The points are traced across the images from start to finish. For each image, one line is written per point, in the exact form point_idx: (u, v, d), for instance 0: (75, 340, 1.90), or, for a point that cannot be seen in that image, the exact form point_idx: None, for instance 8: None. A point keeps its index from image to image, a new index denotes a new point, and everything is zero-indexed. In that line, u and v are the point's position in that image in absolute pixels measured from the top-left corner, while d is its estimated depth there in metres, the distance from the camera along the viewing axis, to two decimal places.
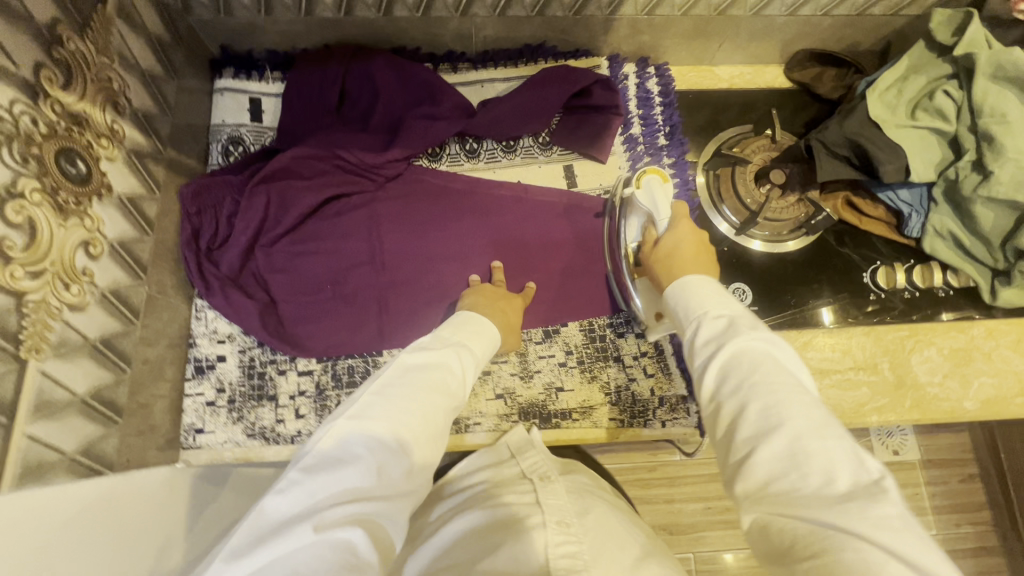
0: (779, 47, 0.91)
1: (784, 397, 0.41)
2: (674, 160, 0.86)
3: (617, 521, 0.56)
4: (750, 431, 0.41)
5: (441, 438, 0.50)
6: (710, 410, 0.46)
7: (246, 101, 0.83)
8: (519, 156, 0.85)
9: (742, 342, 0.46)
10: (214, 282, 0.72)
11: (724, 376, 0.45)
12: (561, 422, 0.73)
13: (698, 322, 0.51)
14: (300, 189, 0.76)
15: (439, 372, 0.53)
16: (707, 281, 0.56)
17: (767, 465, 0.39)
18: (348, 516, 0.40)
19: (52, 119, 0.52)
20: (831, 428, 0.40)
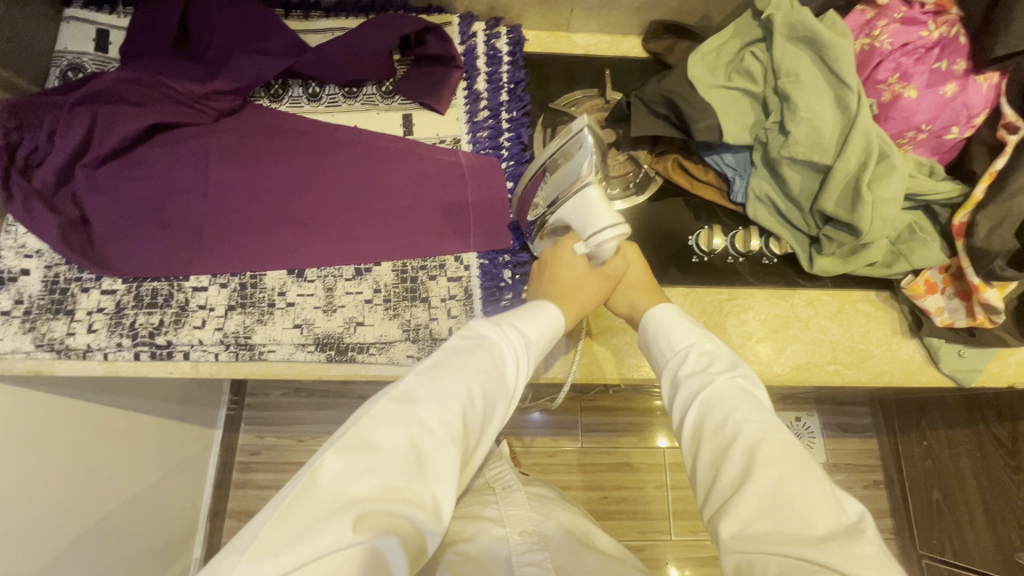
0: (632, 17, 0.92)
1: (763, 437, 0.50)
2: (513, 116, 0.87)
3: (573, 525, 0.75)
4: (733, 473, 0.49)
5: (491, 420, 0.53)
6: (690, 443, 0.55)
7: (92, 31, 0.84)
8: (360, 102, 0.86)
9: (724, 380, 0.56)
10: (20, 194, 0.73)
11: (708, 413, 0.54)
12: (356, 355, 0.74)
13: (683, 355, 0.61)
14: (125, 114, 0.78)
15: (499, 361, 0.55)
16: (681, 313, 0.66)
17: (749, 504, 0.46)
18: (392, 514, 0.42)
19: None
20: (812, 472, 0.47)
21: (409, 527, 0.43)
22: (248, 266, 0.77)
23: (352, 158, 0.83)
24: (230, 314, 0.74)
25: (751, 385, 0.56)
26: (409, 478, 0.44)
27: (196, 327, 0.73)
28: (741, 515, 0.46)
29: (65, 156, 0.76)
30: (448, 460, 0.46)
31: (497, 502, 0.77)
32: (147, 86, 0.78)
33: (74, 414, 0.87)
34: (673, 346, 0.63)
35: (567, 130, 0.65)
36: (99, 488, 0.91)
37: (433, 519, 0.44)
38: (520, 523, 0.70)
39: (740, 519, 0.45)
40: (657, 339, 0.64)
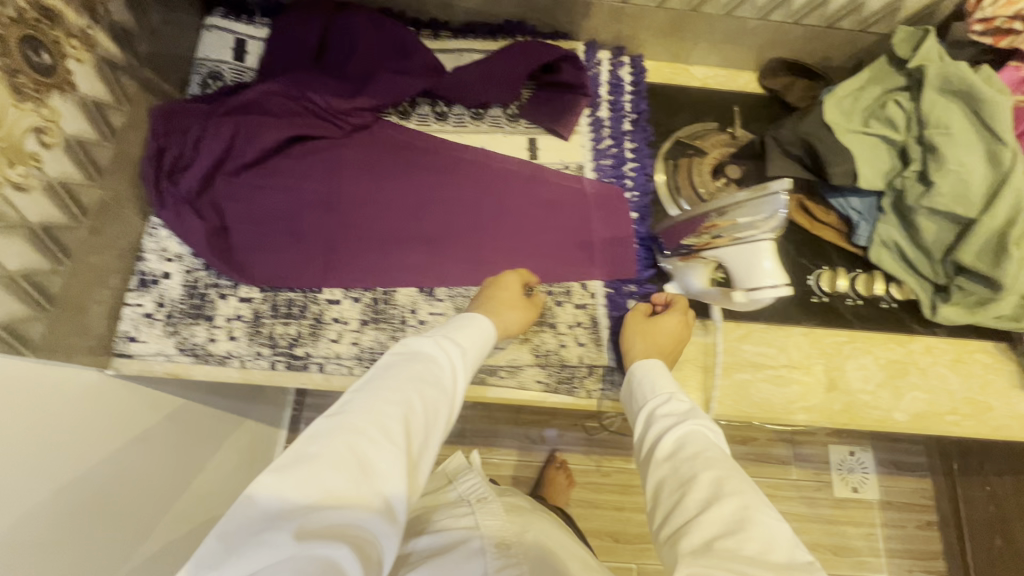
0: (752, 53, 0.93)
1: (734, 472, 0.51)
2: (636, 146, 0.88)
3: (549, 535, 0.83)
4: (700, 499, 0.50)
5: (436, 433, 0.53)
6: (655, 463, 0.56)
7: (231, 40, 0.86)
8: (486, 123, 0.87)
9: (697, 424, 0.58)
10: (171, 200, 0.75)
11: (679, 445, 0.56)
12: (487, 377, 0.74)
13: (663, 399, 0.63)
14: (266, 125, 0.79)
15: (423, 368, 0.55)
16: (663, 367, 0.68)
17: (709, 527, 0.47)
18: (346, 520, 0.44)
19: (23, 7, 0.55)
20: (770, 509, 0.49)
21: (367, 534, 0.44)
22: (381, 281, 0.78)
23: (479, 177, 0.84)
24: (364, 329, 0.75)
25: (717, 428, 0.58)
26: (349, 484, 0.45)
27: (332, 341, 0.74)
28: (699, 532, 0.47)
29: (209, 163, 0.77)
30: (391, 467, 0.47)
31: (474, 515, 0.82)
32: (292, 99, 0.80)
33: (170, 406, 0.82)
34: (655, 390, 0.65)
35: (761, 189, 0.57)
36: (100, 547, 0.67)
37: (382, 520, 0.45)
38: (498, 533, 0.78)
39: (699, 536, 0.47)
40: (641, 383, 0.67)
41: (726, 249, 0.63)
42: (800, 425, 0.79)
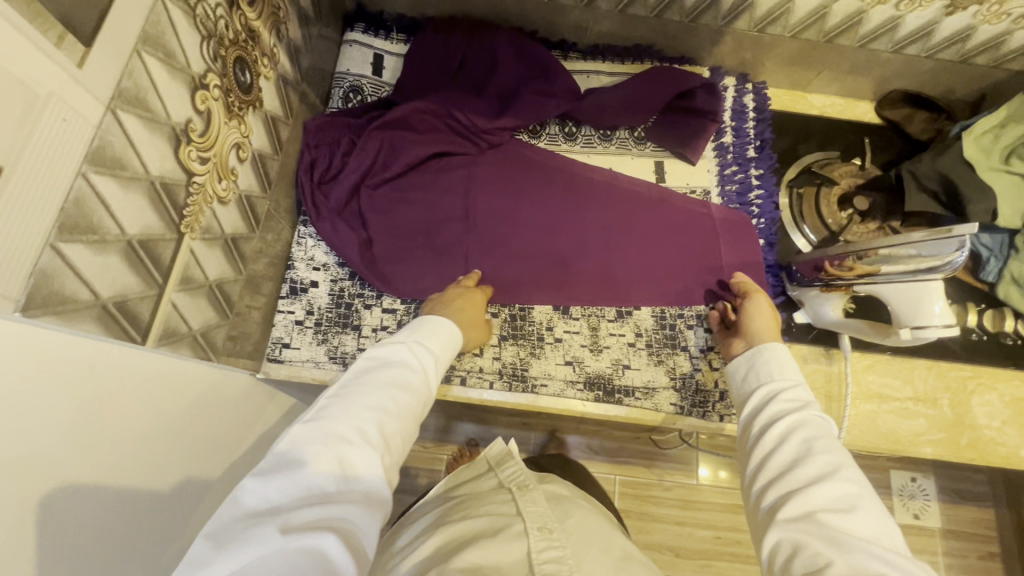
0: (874, 84, 0.94)
1: (848, 461, 0.48)
2: (761, 173, 0.88)
3: (593, 524, 0.67)
4: (811, 476, 0.47)
5: (407, 431, 0.52)
6: (757, 441, 0.53)
7: (370, 55, 0.88)
8: (614, 145, 0.89)
9: (819, 417, 0.53)
10: (324, 211, 0.78)
11: (794, 427, 0.52)
12: (624, 398, 0.76)
13: (787, 383, 0.58)
14: (412, 140, 0.81)
15: (393, 370, 0.55)
16: (786, 353, 0.63)
17: (817, 502, 0.45)
18: (323, 514, 0.41)
19: (238, 29, 0.57)
20: (879, 505, 0.45)
21: (348, 526, 0.42)
22: (519, 298, 0.80)
23: (607, 197, 0.86)
24: (504, 344, 0.77)
25: (829, 420, 0.54)
26: (337, 483, 0.44)
27: (475, 355, 0.76)
28: (808, 505, 0.45)
29: (356, 176, 0.79)
30: (370, 466, 0.46)
31: (513, 501, 0.68)
32: (437, 116, 0.83)
33: (256, 415, 0.72)
34: (782, 374, 0.59)
35: (942, 231, 0.59)
36: None
37: (366, 515, 0.44)
38: (538, 518, 0.63)
39: (804, 508, 0.45)
40: (764, 363, 0.62)
41: (889, 282, 0.66)
42: (926, 458, 0.79)
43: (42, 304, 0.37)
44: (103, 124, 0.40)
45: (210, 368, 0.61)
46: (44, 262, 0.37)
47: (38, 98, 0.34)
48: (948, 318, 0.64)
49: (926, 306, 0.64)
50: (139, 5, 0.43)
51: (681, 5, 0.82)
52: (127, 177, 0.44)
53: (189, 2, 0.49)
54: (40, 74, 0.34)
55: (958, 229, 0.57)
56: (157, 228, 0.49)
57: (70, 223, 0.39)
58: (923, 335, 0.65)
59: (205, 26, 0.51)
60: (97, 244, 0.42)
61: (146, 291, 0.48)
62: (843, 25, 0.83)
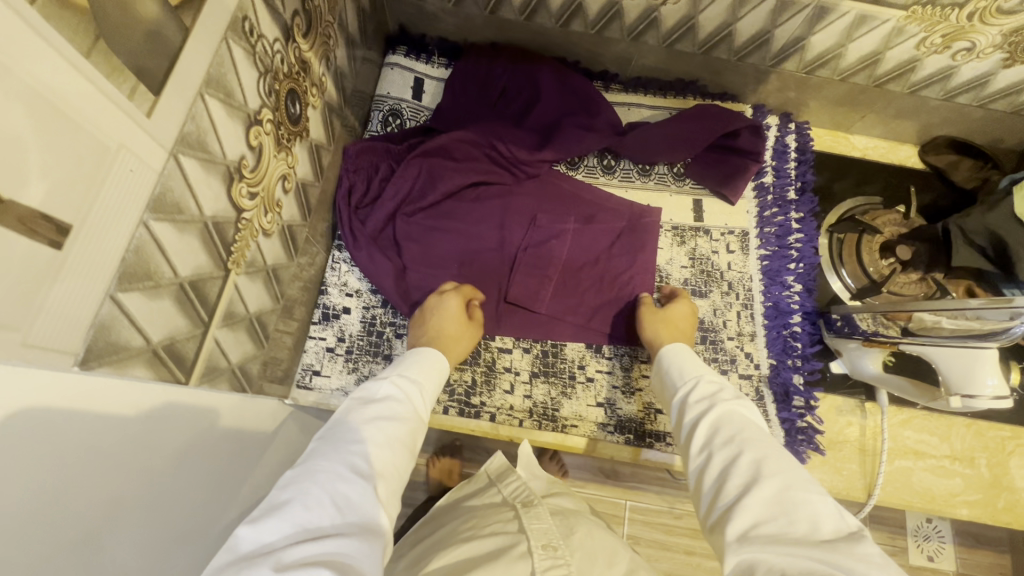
0: (921, 129, 0.92)
1: (771, 451, 0.46)
2: (802, 216, 0.86)
3: (602, 540, 0.67)
4: (739, 486, 0.44)
5: (398, 461, 0.50)
6: (695, 453, 0.50)
7: (411, 79, 0.88)
8: (653, 180, 0.88)
9: (729, 406, 0.52)
10: (359, 238, 0.77)
11: (715, 429, 0.50)
12: (655, 443, 0.74)
13: (692, 384, 0.57)
14: (448, 168, 0.79)
15: (376, 404, 0.53)
16: (690, 353, 0.63)
17: (753, 511, 0.42)
18: (322, 549, 0.38)
19: (292, 61, 0.57)
20: (814, 485, 0.43)
21: (347, 558, 0.38)
22: (552, 335, 0.78)
23: (649, 233, 0.82)
24: (535, 382, 0.76)
25: (753, 408, 0.52)
26: (332, 518, 0.41)
27: (505, 392, 0.75)
28: (745, 514, 0.42)
29: (394, 203, 0.78)
30: (364, 495, 0.44)
31: (517, 519, 0.66)
32: (477, 146, 0.82)
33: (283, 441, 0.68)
34: (684, 376, 0.59)
35: (1000, 301, 0.57)
36: None
37: (368, 546, 0.40)
38: (544, 536, 0.61)
39: (743, 522, 0.42)
40: (671, 372, 0.61)
41: (942, 347, 0.65)
42: (961, 519, 0.77)
43: (99, 355, 0.37)
44: (165, 170, 0.40)
45: (241, 397, 0.59)
46: (103, 313, 0.36)
47: (110, 151, 0.34)
48: (1001, 392, 0.63)
49: (978, 372, 0.63)
50: (206, 47, 0.42)
51: (730, 44, 0.81)
52: (183, 221, 0.43)
53: (251, 40, 0.48)
54: (113, 127, 0.34)
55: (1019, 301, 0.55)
56: (207, 266, 0.48)
57: (128, 272, 0.38)
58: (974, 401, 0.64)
59: (263, 62, 0.51)
60: (151, 290, 0.41)
61: (193, 330, 0.48)
62: (896, 71, 0.81)
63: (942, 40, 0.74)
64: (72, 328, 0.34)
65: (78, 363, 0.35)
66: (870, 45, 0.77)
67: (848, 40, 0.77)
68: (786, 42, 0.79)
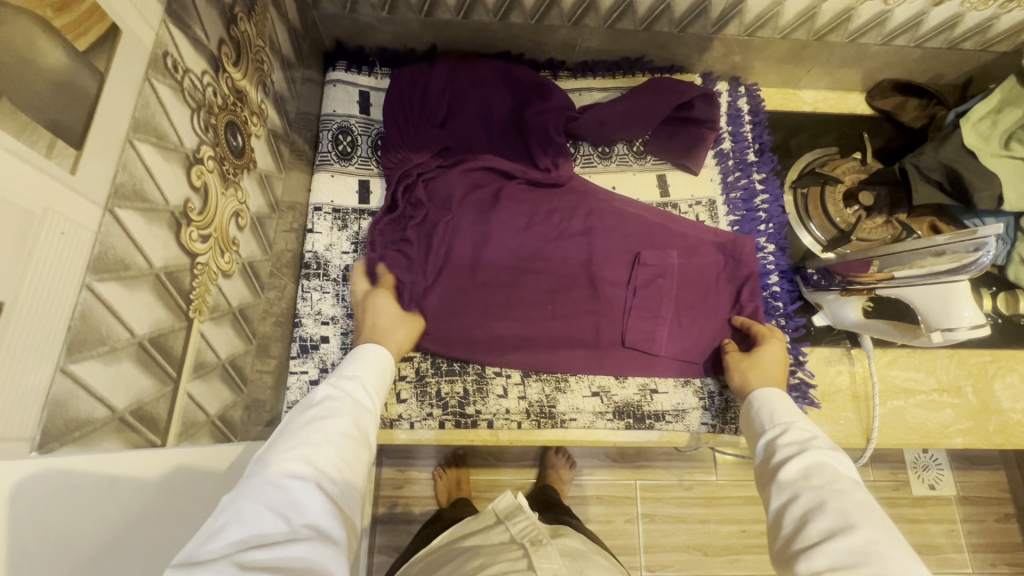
0: (864, 75, 0.94)
1: (866, 507, 0.46)
2: (764, 176, 0.87)
3: None
4: (822, 529, 0.46)
5: (348, 458, 0.48)
6: (778, 492, 0.51)
7: (355, 93, 0.85)
8: (614, 162, 0.88)
9: (823, 455, 0.52)
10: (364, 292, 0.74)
11: (806, 473, 0.51)
12: (655, 423, 0.75)
13: (783, 427, 0.58)
14: (493, 219, 0.78)
15: (316, 405, 0.51)
16: (787, 398, 0.63)
17: (832, 555, 0.43)
18: (273, 559, 0.37)
19: (226, 92, 0.54)
20: (906, 548, 0.43)
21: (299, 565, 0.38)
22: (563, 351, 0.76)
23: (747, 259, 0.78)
24: (528, 381, 0.75)
25: (850, 465, 0.52)
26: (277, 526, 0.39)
27: (500, 396, 0.74)
28: (828, 557, 0.44)
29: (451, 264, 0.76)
30: (311, 499, 0.42)
31: (527, 557, 0.64)
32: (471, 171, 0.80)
33: None
34: (773, 420, 0.60)
35: (963, 233, 0.60)
36: None
37: (321, 547, 0.40)
38: None
39: (822, 562, 0.43)
40: (759, 413, 0.62)
41: (915, 286, 0.66)
42: (957, 448, 0.79)
43: (58, 435, 0.34)
44: (102, 227, 0.37)
45: (231, 448, 0.57)
46: (57, 391, 0.34)
47: (36, 217, 0.32)
48: (978, 320, 0.64)
49: (953, 307, 0.64)
50: (128, 93, 0.40)
51: (670, 16, 0.81)
52: (131, 277, 0.40)
53: (177, 77, 0.46)
54: (34, 191, 0.31)
55: (982, 231, 0.58)
56: (167, 320, 0.45)
57: (78, 340, 0.35)
58: (955, 335, 0.66)
59: (194, 98, 0.48)
60: (108, 355, 0.38)
61: (163, 389, 0.45)
62: (833, 22, 0.82)
63: None
64: (24, 412, 0.32)
65: (36, 447, 0.33)
66: (805, 0, 0.78)
67: None
68: (724, 7, 0.79)
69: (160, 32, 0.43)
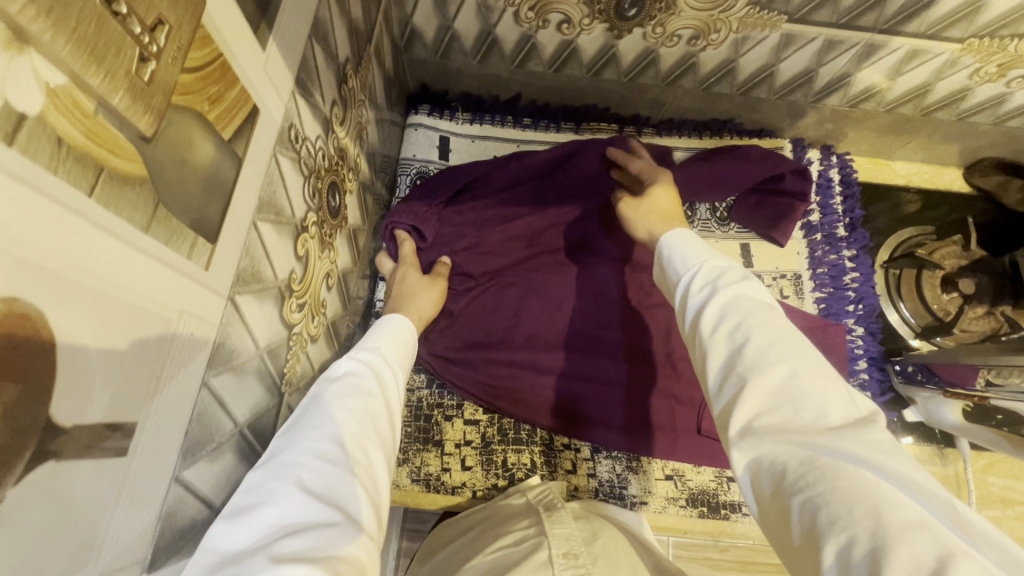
0: (966, 152, 0.88)
1: (781, 336, 0.35)
2: (855, 254, 0.82)
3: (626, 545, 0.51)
4: (742, 375, 0.34)
5: (379, 436, 0.39)
6: (693, 345, 0.39)
7: (437, 139, 0.83)
8: (697, 228, 0.84)
9: (736, 288, 0.39)
10: (435, 351, 0.73)
11: (722, 314, 0.38)
12: (730, 514, 0.70)
13: (690, 270, 0.43)
14: (568, 287, 0.74)
15: (340, 376, 0.42)
16: (695, 236, 0.47)
17: (756, 404, 0.32)
18: (307, 546, 0.30)
19: (332, 152, 0.53)
20: (823, 366, 0.34)
21: (331, 554, 0.30)
22: (634, 435, 0.70)
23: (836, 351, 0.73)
24: (598, 458, 0.71)
25: (767, 290, 0.40)
26: (308, 508, 0.32)
27: (569, 472, 0.71)
28: (748, 407, 0.33)
29: (523, 334, 0.74)
30: (339, 481, 0.34)
31: (537, 524, 0.52)
32: (548, 230, 0.74)
33: None
34: (682, 263, 0.44)
35: None
36: None
37: (356, 536, 0.32)
38: (563, 543, 0.47)
39: (745, 415, 0.32)
40: (668, 259, 0.46)
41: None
42: None
43: (165, 550, 0.32)
44: (223, 318, 0.35)
45: None
46: (170, 502, 0.32)
47: (173, 323, 0.29)
48: None
49: None
50: (258, 173, 0.38)
51: (770, 84, 0.77)
52: (241, 363, 0.38)
53: (296, 146, 0.44)
54: (173, 295, 0.29)
55: None
56: (264, 400, 0.43)
57: (192, 444, 0.33)
58: None
59: (307, 165, 0.46)
60: (213, 452, 0.36)
61: None
62: (945, 100, 0.78)
63: (996, 70, 0.71)
64: (138, 536, 0.29)
65: (146, 567, 0.30)
66: (919, 78, 0.74)
67: (897, 74, 0.74)
68: (830, 78, 0.76)
69: (288, 105, 0.41)
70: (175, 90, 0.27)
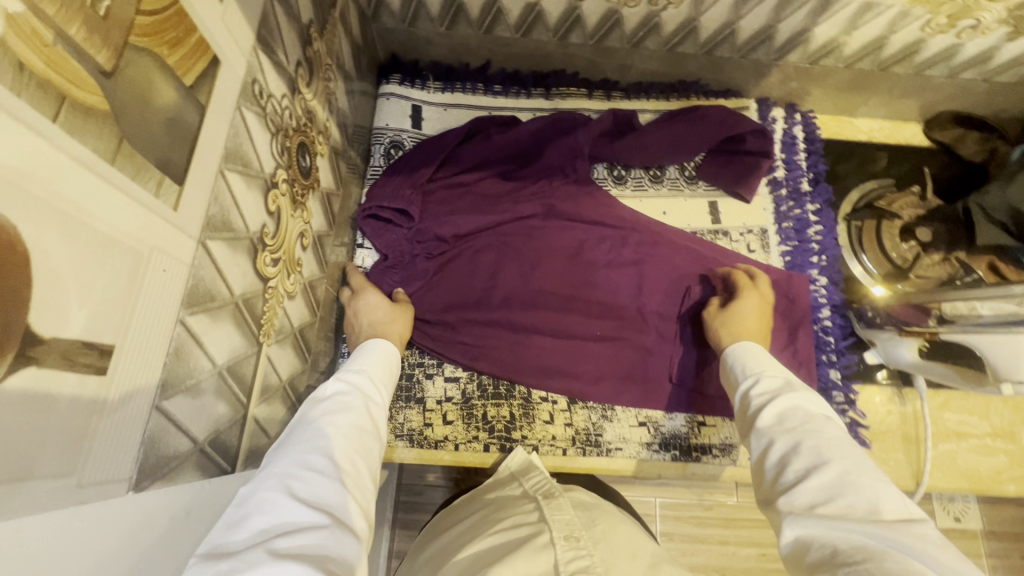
0: (923, 106, 0.91)
1: (838, 442, 0.42)
2: (819, 208, 0.85)
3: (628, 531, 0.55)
4: (801, 470, 0.41)
5: (365, 453, 0.43)
6: (754, 441, 0.46)
7: (408, 107, 0.84)
8: (666, 187, 0.86)
9: (798, 400, 0.47)
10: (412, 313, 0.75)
11: (780, 417, 0.46)
12: (701, 456, 0.73)
13: (754, 378, 0.52)
14: (542, 246, 0.77)
15: (327, 398, 0.47)
16: (762, 350, 0.57)
17: (811, 493, 0.39)
18: (299, 547, 0.33)
19: (299, 113, 0.54)
20: (874, 471, 0.40)
21: (324, 552, 0.33)
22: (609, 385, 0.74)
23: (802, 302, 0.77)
24: (575, 409, 0.74)
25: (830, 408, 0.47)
26: (300, 512, 0.35)
27: (546, 422, 0.74)
28: (804, 494, 0.39)
29: (499, 294, 0.76)
30: (329, 490, 0.37)
31: (539, 509, 0.55)
32: (522, 194, 0.77)
33: None
34: (746, 371, 0.54)
35: None
36: None
37: (345, 537, 0.35)
38: (565, 527, 0.51)
39: (803, 500, 0.39)
40: (734, 367, 0.56)
41: (981, 334, 0.63)
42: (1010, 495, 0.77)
43: (151, 471, 0.34)
44: (196, 260, 0.37)
45: None
46: (151, 429, 0.34)
47: (144, 257, 0.31)
48: None
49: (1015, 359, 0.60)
50: (223, 124, 0.39)
51: (733, 42, 0.79)
52: (216, 307, 0.40)
53: (261, 102, 0.45)
54: (144, 230, 0.31)
55: None
56: (242, 346, 0.45)
57: (170, 377, 0.35)
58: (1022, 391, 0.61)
59: (274, 122, 0.48)
60: (193, 388, 0.38)
61: (235, 416, 0.45)
62: (900, 53, 0.80)
63: (947, 21, 0.73)
64: (122, 454, 0.31)
65: (132, 486, 0.33)
66: (874, 32, 0.77)
67: (852, 28, 0.76)
68: (790, 34, 0.78)
69: (251, 60, 0.43)
70: (133, 31, 0.29)
